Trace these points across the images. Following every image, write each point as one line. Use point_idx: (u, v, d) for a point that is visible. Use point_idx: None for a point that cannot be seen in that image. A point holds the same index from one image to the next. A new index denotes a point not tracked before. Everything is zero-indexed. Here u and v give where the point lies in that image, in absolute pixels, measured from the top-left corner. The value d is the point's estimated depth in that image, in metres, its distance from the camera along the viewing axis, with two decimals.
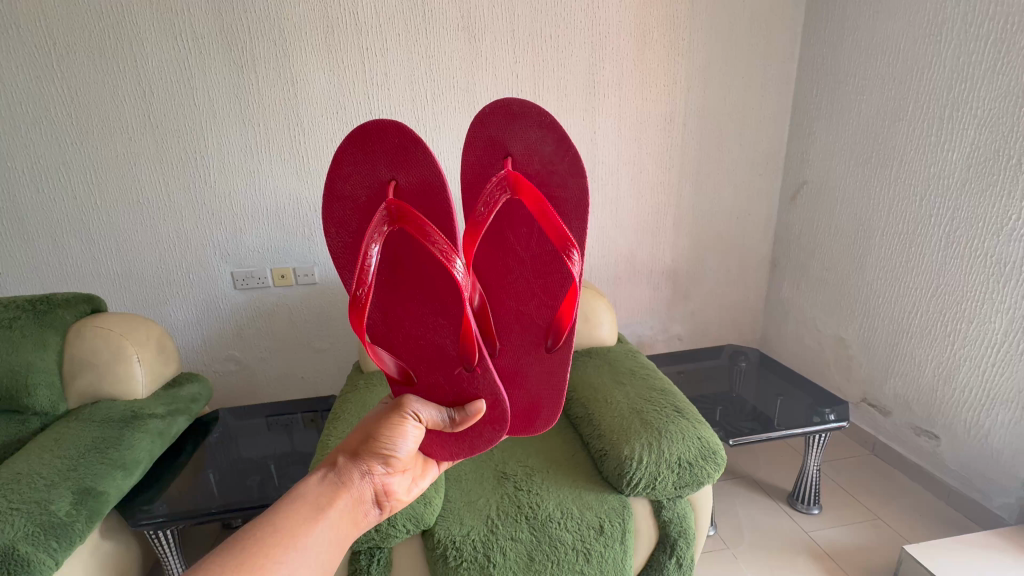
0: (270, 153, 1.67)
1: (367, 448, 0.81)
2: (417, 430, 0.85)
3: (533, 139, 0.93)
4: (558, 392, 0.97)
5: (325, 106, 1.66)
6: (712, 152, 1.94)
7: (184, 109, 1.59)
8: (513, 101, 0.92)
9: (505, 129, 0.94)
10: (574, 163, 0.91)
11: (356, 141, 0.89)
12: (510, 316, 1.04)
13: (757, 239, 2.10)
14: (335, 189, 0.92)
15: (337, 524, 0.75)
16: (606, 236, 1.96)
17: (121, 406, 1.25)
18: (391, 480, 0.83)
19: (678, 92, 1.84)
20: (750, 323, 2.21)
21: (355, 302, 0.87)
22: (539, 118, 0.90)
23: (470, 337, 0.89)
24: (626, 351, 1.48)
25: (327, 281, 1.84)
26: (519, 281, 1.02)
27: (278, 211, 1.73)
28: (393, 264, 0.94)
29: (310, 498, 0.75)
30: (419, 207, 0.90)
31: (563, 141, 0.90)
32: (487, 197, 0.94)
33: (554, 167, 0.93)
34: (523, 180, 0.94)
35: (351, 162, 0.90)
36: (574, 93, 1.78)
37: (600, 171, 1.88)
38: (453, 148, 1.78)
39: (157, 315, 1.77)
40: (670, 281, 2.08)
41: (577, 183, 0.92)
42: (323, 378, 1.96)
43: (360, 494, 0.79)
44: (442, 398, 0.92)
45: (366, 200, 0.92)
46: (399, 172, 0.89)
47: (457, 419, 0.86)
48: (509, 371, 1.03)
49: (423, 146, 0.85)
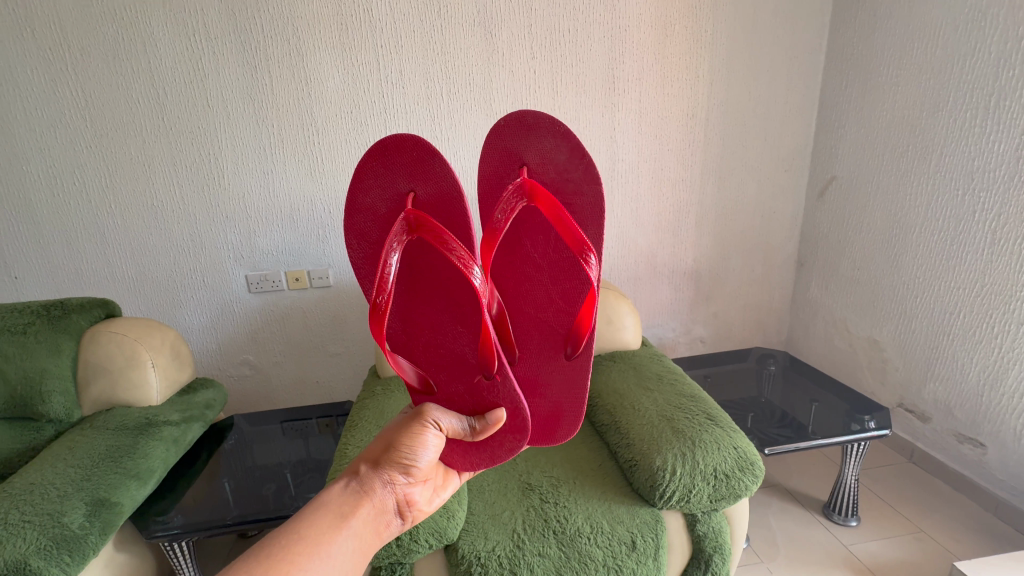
0: (285, 154, 1.65)
1: (389, 457, 0.79)
2: (438, 439, 0.83)
3: (546, 146, 0.91)
4: (576, 397, 0.95)
5: (339, 105, 1.62)
6: (737, 147, 1.87)
7: (198, 111, 1.57)
8: (528, 112, 0.91)
9: (519, 138, 0.93)
10: (587, 168, 0.91)
11: (377, 154, 0.89)
12: (528, 322, 1.02)
13: (783, 238, 2.02)
14: (355, 201, 0.91)
15: (358, 534, 0.74)
16: (626, 236, 1.91)
17: (135, 414, 1.23)
18: (413, 490, 0.81)
19: (701, 87, 1.78)
20: (774, 324, 2.14)
21: (376, 311, 0.87)
22: (553, 127, 0.89)
23: (489, 344, 0.89)
24: (649, 351, 1.45)
25: (341, 283, 1.81)
26: (536, 288, 1.00)
27: (292, 212, 1.71)
28: (412, 273, 0.95)
29: (331, 507, 0.74)
30: (440, 218, 0.90)
31: (574, 150, 0.90)
32: (504, 205, 0.92)
33: (570, 176, 0.92)
34: (539, 188, 0.92)
35: (372, 173, 0.90)
36: (593, 89, 1.73)
37: (620, 169, 1.83)
38: (470, 147, 1.73)
39: (171, 319, 1.75)
40: (692, 281, 2.02)
41: (591, 190, 0.90)
42: (338, 382, 1.93)
43: (381, 504, 0.77)
44: (462, 404, 0.93)
45: (387, 211, 0.92)
46: (418, 184, 0.90)
47: (475, 429, 0.85)
48: (528, 378, 1.01)
49: (440, 158, 0.86)
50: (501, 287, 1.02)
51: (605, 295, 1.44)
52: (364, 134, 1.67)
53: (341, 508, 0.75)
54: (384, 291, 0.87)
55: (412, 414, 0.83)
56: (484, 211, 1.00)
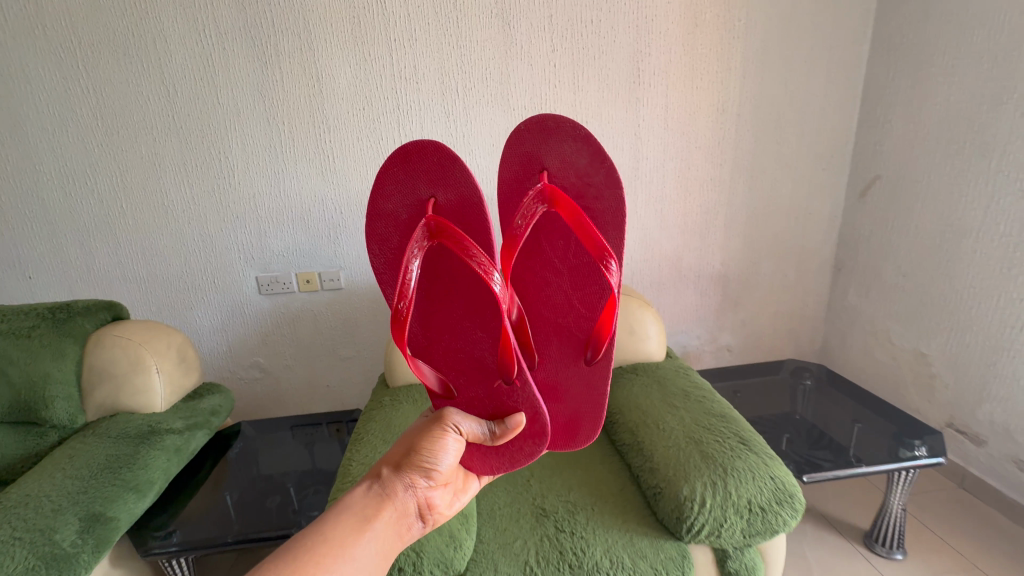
0: (296, 153, 1.60)
1: (410, 461, 0.79)
2: (458, 443, 0.83)
3: (567, 151, 0.84)
4: (594, 404, 0.91)
5: (351, 102, 1.57)
6: (772, 144, 1.75)
7: (208, 109, 1.53)
8: (547, 115, 0.83)
9: (538, 143, 0.86)
10: (607, 172, 0.83)
11: (396, 159, 0.83)
12: (549, 328, 0.95)
13: (819, 240, 1.90)
14: (375, 207, 0.85)
15: (380, 538, 0.73)
16: (650, 239, 1.81)
17: (138, 421, 1.19)
18: (433, 494, 0.80)
19: (733, 79, 1.67)
20: (808, 333, 2.01)
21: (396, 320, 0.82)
22: (574, 131, 0.83)
23: (509, 352, 0.83)
24: (674, 363, 1.36)
25: (353, 286, 1.75)
26: (557, 295, 0.94)
27: (303, 213, 1.66)
28: (432, 278, 0.89)
29: (353, 510, 0.74)
30: (459, 221, 0.84)
31: (596, 153, 0.82)
32: (523, 211, 0.86)
33: (592, 182, 0.84)
34: (559, 193, 0.85)
35: (392, 177, 0.84)
36: (617, 83, 1.63)
37: (644, 168, 1.73)
38: (486, 144, 1.66)
39: (182, 321, 1.72)
40: (719, 287, 1.91)
41: (614, 194, 0.83)
42: (349, 386, 1.88)
43: (402, 508, 0.77)
44: (482, 413, 0.86)
45: (407, 217, 0.86)
46: (436, 189, 0.84)
47: (498, 432, 0.83)
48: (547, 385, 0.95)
49: (459, 163, 0.81)
50: (521, 293, 0.95)
51: (625, 304, 1.35)
52: (376, 132, 1.61)
53: (364, 510, 0.74)
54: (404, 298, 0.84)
55: (432, 418, 0.83)
56: (503, 216, 0.91)
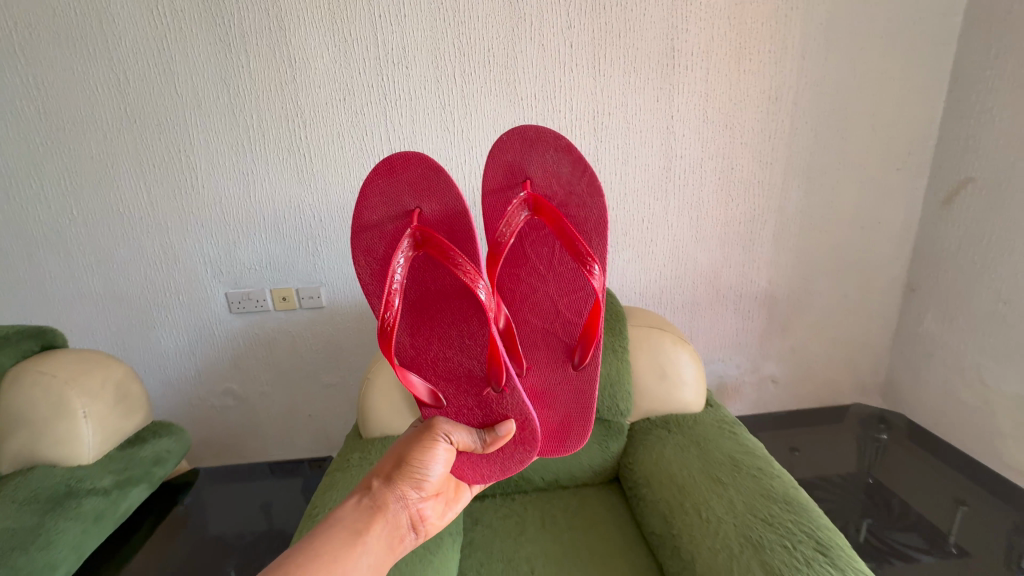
0: (267, 150, 1.37)
1: (401, 472, 0.77)
2: (448, 453, 0.81)
3: (548, 163, 0.88)
4: (582, 402, 0.93)
5: (330, 90, 1.33)
6: (835, 139, 1.45)
7: (164, 100, 1.32)
8: (529, 126, 0.87)
9: (519, 154, 0.88)
10: (589, 182, 0.87)
11: (382, 172, 0.82)
12: (536, 333, 0.96)
13: (888, 255, 1.58)
14: (360, 220, 0.83)
15: (374, 551, 0.71)
16: (683, 252, 1.53)
17: (56, 478, 0.99)
18: (424, 504, 0.79)
19: (789, 60, 1.37)
20: (869, 363, 1.71)
21: (383, 330, 0.79)
22: (556, 142, 0.86)
23: (498, 357, 0.82)
24: (715, 415, 1.08)
25: (336, 304, 1.52)
26: (543, 301, 0.96)
27: (277, 221, 1.43)
28: (418, 289, 0.87)
29: (346, 523, 0.72)
30: (442, 229, 0.83)
31: (576, 163, 0.86)
32: (507, 218, 0.87)
33: (575, 193, 0.88)
34: (542, 201, 0.88)
35: (377, 191, 0.83)
36: (647, 66, 1.35)
37: (678, 169, 1.45)
38: (489, 140, 1.39)
39: (145, 342, 1.52)
40: (766, 309, 1.62)
41: (594, 203, 0.87)
42: (334, 417, 1.65)
43: (395, 520, 0.75)
44: (470, 419, 0.86)
45: (395, 229, 0.84)
46: (423, 202, 0.84)
47: (488, 440, 0.83)
48: (535, 389, 0.96)
49: (444, 175, 0.81)
50: (509, 300, 0.96)
51: (655, 337, 1.08)
52: (360, 126, 1.36)
53: (357, 523, 0.73)
54: (391, 306, 0.81)
55: (422, 428, 0.81)
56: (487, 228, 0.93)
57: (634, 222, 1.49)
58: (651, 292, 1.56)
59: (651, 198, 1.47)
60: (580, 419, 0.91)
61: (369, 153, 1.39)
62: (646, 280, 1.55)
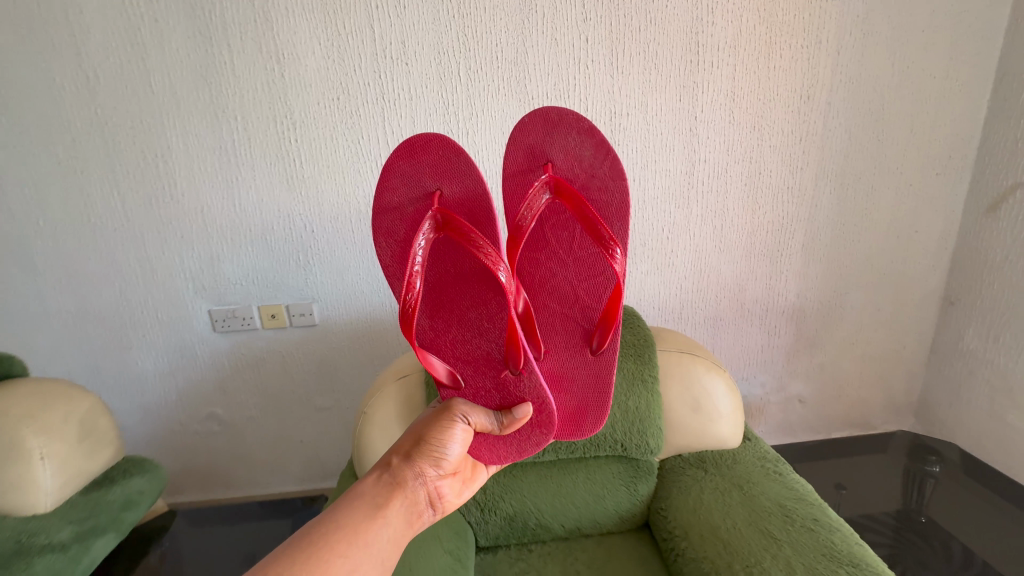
0: (253, 155, 1.25)
1: (420, 448, 0.75)
2: (465, 433, 0.79)
3: (573, 146, 0.78)
4: (601, 388, 0.85)
5: (321, 88, 1.21)
6: (870, 142, 1.34)
7: (139, 100, 1.20)
8: (550, 108, 0.77)
9: (542, 137, 0.78)
10: (612, 165, 0.77)
11: (402, 153, 0.76)
12: (555, 318, 0.87)
13: (925, 266, 1.47)
14: (381, 202, 0.77)
15: (394, 526, 0.69)
16: (706, 264, 1.42)
17: (6, 533, 0.86)
18: (443, 482, 0.76)
19: (823, 55, 1.26)
20: (902, 380, 1.59)
21: (405, 311, 0.76)
22: (578, 124, 0.76)
23: (516, 340, 0.78)
24: (755, 452, 0.96)
25: (329, 321, 1.40)
26: (562, 287, 0.86)
27: (264, 231, 1.31)
28: (438, 274, 0.81)
29: (366, 498, 0.69)
30: (464, 213, 0.77)
31: (600, 146, 0.77)
32: (529, 201, 0.79)
33: (599, 176, 0.78)
34: (564, 183, 0.79)
35: (399, 174, 0.77)
36: (669, 63, 1.24)
37: (701, 174, 1.33)
38: (496, 143, 1.27)
39: (121, 364, 1.40)
40: (793, 324, 1.51)
41: (619, 186, 0.78)
42: (328, 443, 1.53)
43: (414, 496, 0.72)
44: (489, 398, 0.83)
45: (416, 212, 0.78)
46: (444, 184, 0.76)
47: (505, 422, 0.81)
48: (553, 373, 0.87)
49: (465, 157, 0.75)
50: (526, 282, 0.87)
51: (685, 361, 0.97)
52: (356, 129, 1.24)
53: (377, 498, 0.70)
54: (413, 288, 0.77)
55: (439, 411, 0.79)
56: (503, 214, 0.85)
57: (653, 232, 1.37)
58: (670, 306, 1.45)
59: (672, 206, 1.36)
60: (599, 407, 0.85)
61: (365, 158, 1.27)
62: (665, 293, 1.43)
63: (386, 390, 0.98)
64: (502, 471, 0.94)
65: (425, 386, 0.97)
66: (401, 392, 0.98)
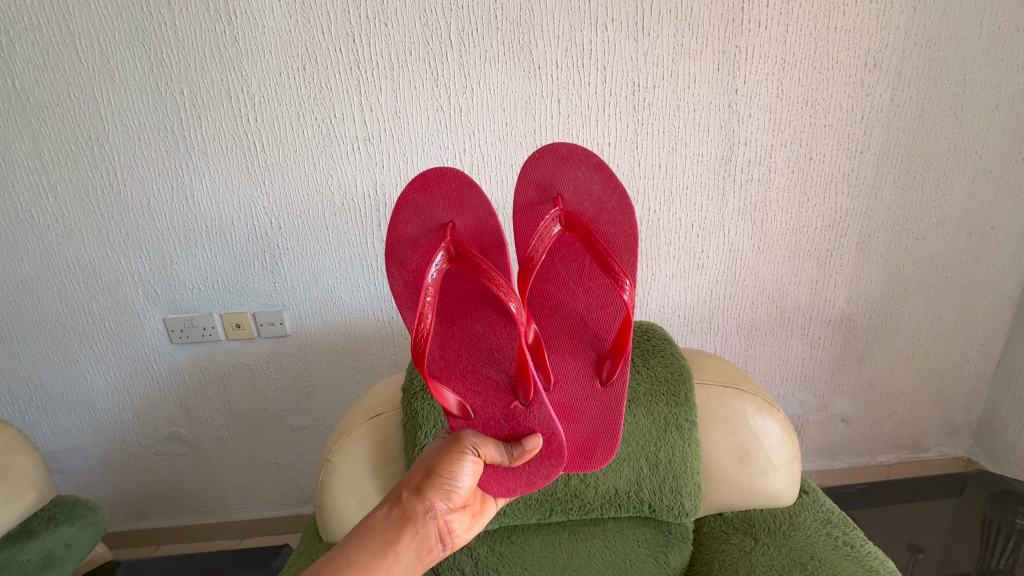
0: (205, 138, 1.05)
1: (430, 479, 0.61)
2: (478, 464, 0.64)
3: (584, 180, 0.67)
4: (615, 426, 0.71)
5: (282, 55, 1.00)
6: (946, 120, 1.11)
7: (65, 70, 0.99)
8: (559, 144, 0.67)
9: (551, 171, 0.67)
10: (623, 199, 0.66)
11: (416, 186, 0.65)
12: (565, 350, 0.73)
13: (1000, 269, 1.25)
14: (394, 236, 0.67)
15: (404, 568, 0.56)
16: (742, 266, 1.21)
17: None
18: (454, 516, 0.62)
19: (896, 13, 1.03)
20: (962, 398, 1.39)
21: (416, 342, 0.64)
22: (586, 160, 0.66)
23: (526, 368, 0.64)
24: (816, 514, 0.78)
25: (303, 331, 1.21)
26: (572, 317, 0.74)
27: (222, 227, 1.11)
28: (449, 306, 0.70)
29: (372, 537, 0.56)
30: (478, 244, 0.67)
31: (610, 180, 0.66)
32: (538, 232, 0.69)
33: (611, 212, 0.67)
34: (574, 217, 0.68)
35: (412, 207, 0.66)
36: (707, 23, 1.01)
37: (740, 159, 1.11)
38: (494, 122, 1.06)
39: (67, 378, 1.22)
40: (840, 335, 1.30)
41: (630, 221, 0.67)
42: (306, 465, 1.35)
43: (426, 533, 0.59)
44: (497, 431, 0.68)
45: (430, 244, 0.67)
46: (459, 216, 0.66)
47: (516, 454, 0.65)
48: (561, 409, 0.72)
49: (477, 189, 0.64)
50: (533, 310, 0.74)
51: (721, 408, 0.77)
52: (326, 105, 1.03)
53: (384, 534, 0.57)
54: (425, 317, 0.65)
55: (449, 439, 0.64)
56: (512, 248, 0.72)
57: (681, 228, 1.16)
58: (699, 316, 1.25)
59: (704, 198, 1.14)
60: (609, 436, 0.71)
61: (337, 140, 1.06)
62: (693, 300, 1.23)
63: (354, 430, 0.80)
64: (499, 537, 0.77)
65: (402, 426, 0.79)
66: (372, 437, 0.80)
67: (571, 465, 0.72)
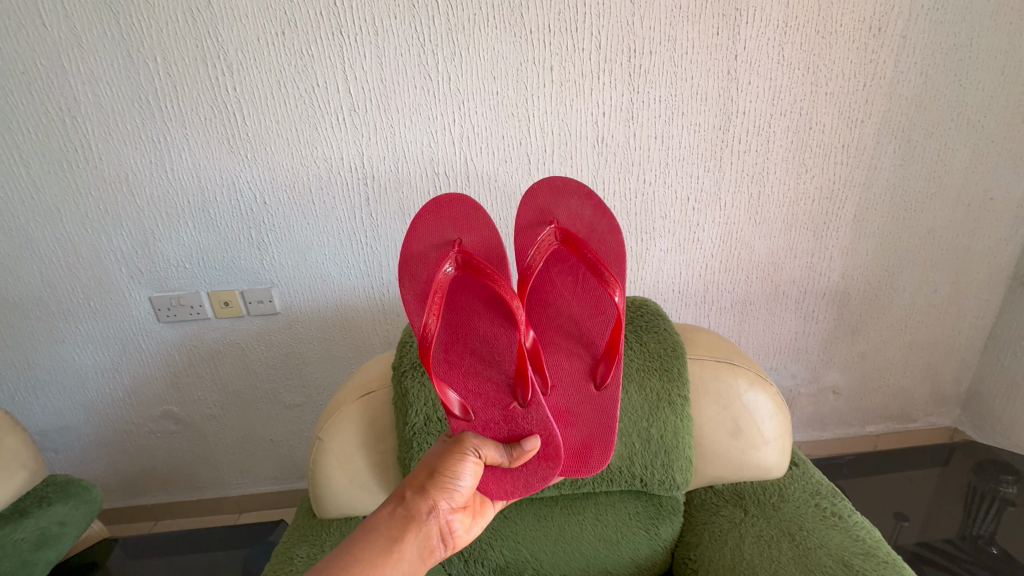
0: (183, 108, 1.00)
1: (433, 478, 0.61)
2: (478, 465, 0.65)
3: (576, 206, 0.77)
4: (609, 429, 0.72)
5: (259, 17, 0.94)
6: (951, 87, 1.08)
7: (30, 36, 0.94)
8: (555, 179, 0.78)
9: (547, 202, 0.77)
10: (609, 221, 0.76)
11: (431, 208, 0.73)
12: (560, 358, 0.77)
13: (996, 240, 1.24)
14: (408, 250, 0.72)
15: (409, 567, 0.56)
16: (737, 239, 1.19)
17: None
18: (455, 516, 0.63)
19: None
20: (952, 370, 1.40)
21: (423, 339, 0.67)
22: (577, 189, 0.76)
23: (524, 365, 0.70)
24: (805, 486, 0.79)
25: (293, 309, 1.19)
26: (567, 324, 0.80)
27: (205, 202, 1.08)
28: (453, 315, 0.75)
29: (378, 536, 0.56)
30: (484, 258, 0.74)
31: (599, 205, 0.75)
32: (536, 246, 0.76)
33: (600, 231, 0.76)
34: (568, 237, 0.76)
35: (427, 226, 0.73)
36: None
37: (739, 129, 1.08)
38: (485, 91, 1.01)
39: (55, 358, 1.21)
40: (834, 308, 1.29)
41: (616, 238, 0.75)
42: (301, 441, 1.36)
43: (428, 532, 0.59)
44: (497, 433, 0.70)
45: (440, 256, 0.73)
46: (467, 234, 0.74)
47: (516, 454, 0.67)
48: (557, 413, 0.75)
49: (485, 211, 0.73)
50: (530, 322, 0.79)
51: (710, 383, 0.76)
52: (309, 73, 0.99)
53: (389, 533, 0.57)
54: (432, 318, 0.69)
55: (450, 441, 0.65)
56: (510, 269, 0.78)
57: (677, 201, 1.14)
58: (693, 290, 1.24)
59: (700, 169, 1.11)
60: (604, 440, 0.72)
61: (321, 109, 1.01)
62: (688, 274, 1.22)
63: (344, 410, 0.79)
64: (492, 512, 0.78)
65: (393, 405, 0.79)
66: (363, 415, 0.80)
67: (567, 469, 0.73)
